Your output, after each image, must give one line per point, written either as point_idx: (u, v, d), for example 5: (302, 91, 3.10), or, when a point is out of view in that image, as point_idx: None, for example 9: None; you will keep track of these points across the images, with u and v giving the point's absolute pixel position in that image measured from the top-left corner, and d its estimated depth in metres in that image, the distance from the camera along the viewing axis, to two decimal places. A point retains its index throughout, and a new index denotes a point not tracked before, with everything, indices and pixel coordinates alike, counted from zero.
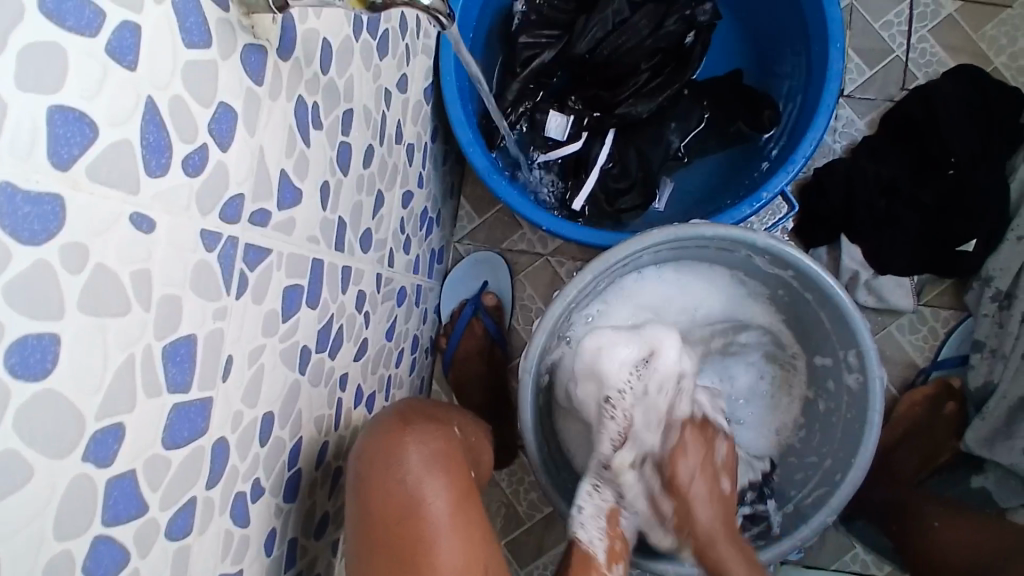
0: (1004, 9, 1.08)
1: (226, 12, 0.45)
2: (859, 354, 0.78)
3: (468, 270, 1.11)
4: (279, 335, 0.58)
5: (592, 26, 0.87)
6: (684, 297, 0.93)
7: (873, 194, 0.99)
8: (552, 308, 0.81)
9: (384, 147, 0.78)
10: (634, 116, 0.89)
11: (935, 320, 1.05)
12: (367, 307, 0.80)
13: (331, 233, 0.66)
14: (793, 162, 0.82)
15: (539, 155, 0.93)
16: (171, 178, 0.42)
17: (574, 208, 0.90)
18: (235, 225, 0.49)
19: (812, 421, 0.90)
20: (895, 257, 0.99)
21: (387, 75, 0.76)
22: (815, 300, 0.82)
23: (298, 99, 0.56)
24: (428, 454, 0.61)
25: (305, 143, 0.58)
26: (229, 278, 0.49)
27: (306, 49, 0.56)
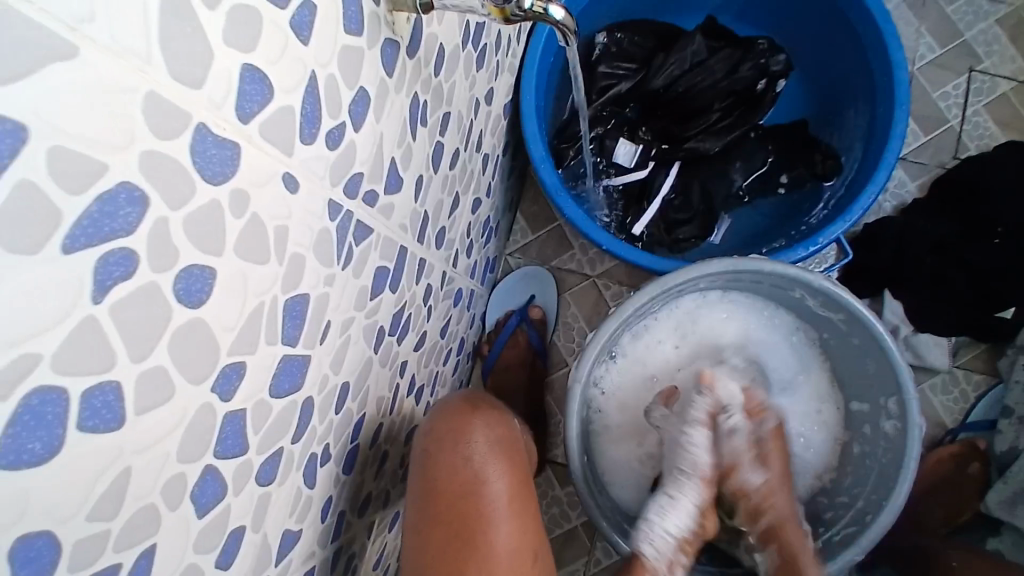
0: None
1: (376, 7, 0.50)
2: (902, 402, 0.81)
3: (517, 283, 1.15)
4: (366, 310, 0.62)
5: (671, 64, 0.93)
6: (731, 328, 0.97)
7: (920, 251, 1.02)
8: (607, 323, 0.85)
9: (467, 153, 0.83)
10: (703, 151, 0.94)
11: (967, 383, 1.08)
12: (431, 301, 0.84)
13: (416, 224, 0.70)
14: (850, 214, 0.84)
15: (606, 178, 0.98)
16: (316, 147, 0.46)
17: (634, 232, 0.95)
18: (352, 201, 0.53)
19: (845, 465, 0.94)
20: (934, 313, 1.03)
21: (479, 87, 0.80)
22: (862, 344, 0.86)
23: (413, 95, 0.61)
24: (492, 442, 0.66)
25: (412, 136, 0.63)
26: (341, 249, 0.53)
27: (426, 51, 0.61)
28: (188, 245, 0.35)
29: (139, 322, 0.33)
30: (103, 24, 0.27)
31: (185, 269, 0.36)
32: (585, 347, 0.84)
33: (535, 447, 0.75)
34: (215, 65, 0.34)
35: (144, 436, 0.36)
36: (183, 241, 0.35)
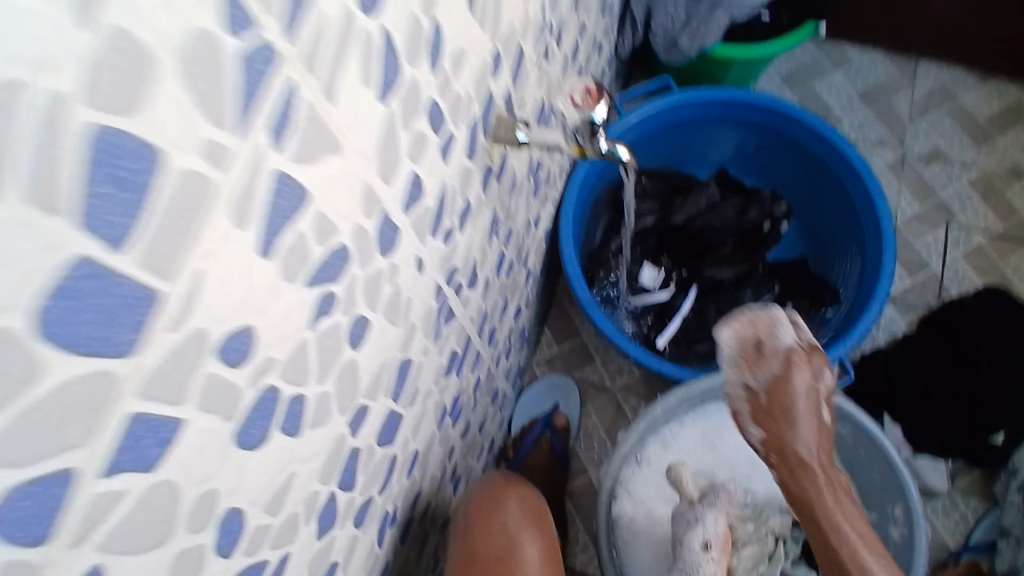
0: None
1: (488, 142, 0.63)
2: (907, 508, 0.89)
3: (541, 392, 1.24)
4: (438, 387, 0.72)
5: (688, 205, 1.10)
6: None
7: (912, 376, 1.14)
8: (637, 423, 0.94)
9: (519, 265, 0.95)
10: (718, 278, 1.08)
11: (965, 506, 1.15)
12: (477, 393, 0.93)
13: (480, 318, 0.81)
14: (849, 339, 0.96)
15: (630, 297, 1.11)
16: (437, 241, 0.58)
17: (658, 344, 1.07)
18: (448, 289, 0.65)
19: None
20: (928, 436, 1.12)
21: (533, 212, 0.95)
22: (867, 456, 0.94)
23: (495, 211, 0.74)
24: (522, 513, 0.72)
25: (489, 244, 0.75)
26: (435, 328, 0.64)
27: (507, 178, 0.75)
28: (362, 300, 0.46)
29: (326, 353, 0.43)
30: (362, 138, 0.39)
31: (356, 319, 0.46)
32: (618, 444, 0.93)
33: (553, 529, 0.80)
34: (401, 171, 0.46)
35: (307, 449, 0.45)
36: (360, 296, 0.46)
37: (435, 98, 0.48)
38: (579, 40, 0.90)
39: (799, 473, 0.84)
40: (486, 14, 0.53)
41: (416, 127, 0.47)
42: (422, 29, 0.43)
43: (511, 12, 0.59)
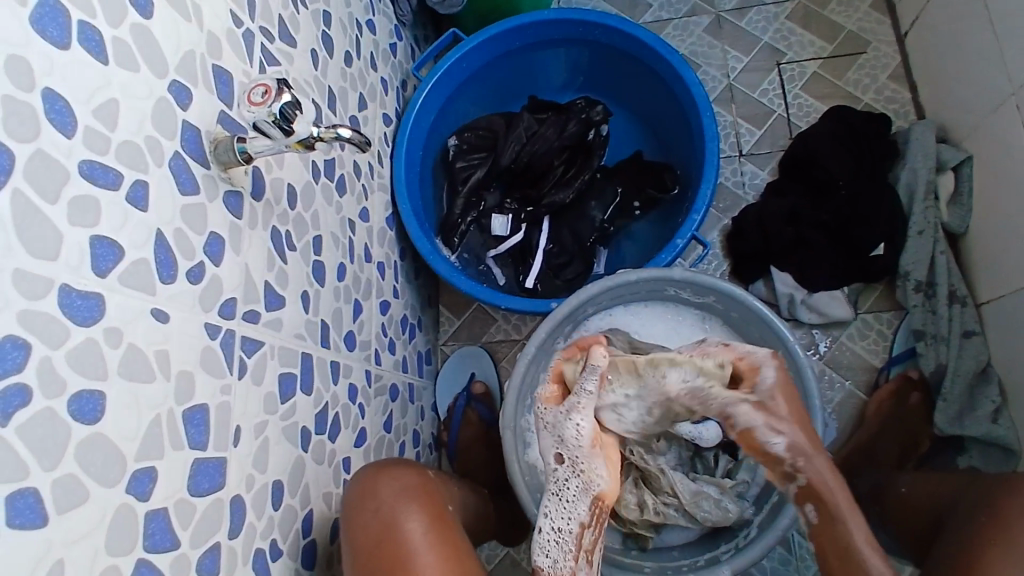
0: (861, 54, 1.29)
1: (208, 169, 0.64)
2: (788, 353, 0.89)
3: (457, 366, 1.24)
4: (279, 413, 0.72)
5: (511, 142, 1.10)
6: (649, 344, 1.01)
7: (781, 224, 1.14)
8: (518, 368, 0.95)
9: (355, 264, 0.96)
10: (560, 201, 1.09)
11: (880, 323, 1.16)
12: (360, 398, 0.93)
13: (315, 331, 0.82)
14: (697, 212, 1.01)
15: (490, 250, 1.11)
16: (178, 284, 0.59)
17: (528, 285, 1.08)
18: (231, 320, 0.65)
19: None
20: (817, 274, 1.13)
21: (348, 208, 0.95)
22: (740, 317, 0.95)
23: (272, 228, 0.74)
24: (407, 486, 0.72)
25: (282, 259, 0.76)
26: (231, 362, 0.64)
27: (274, 192, 0.75)
28: (75, 376, 0.47)
29: (43, 441, 0.44)
30: None
31: (77, 394, 0.47)
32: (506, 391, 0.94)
33: (445, 494, 0.80)
34: (66, 240, 0.47)
35: (68, 532, 0.45)
36: (68, 373, 0.46)
37: (86, 155, 0.49)
38: (320, 34, 0.90)
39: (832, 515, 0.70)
40: (123, 55, 0.53)
41: (66, 193, 0.47)
42: (16, 102, 0.43)
43: (170, 40, 0.59)
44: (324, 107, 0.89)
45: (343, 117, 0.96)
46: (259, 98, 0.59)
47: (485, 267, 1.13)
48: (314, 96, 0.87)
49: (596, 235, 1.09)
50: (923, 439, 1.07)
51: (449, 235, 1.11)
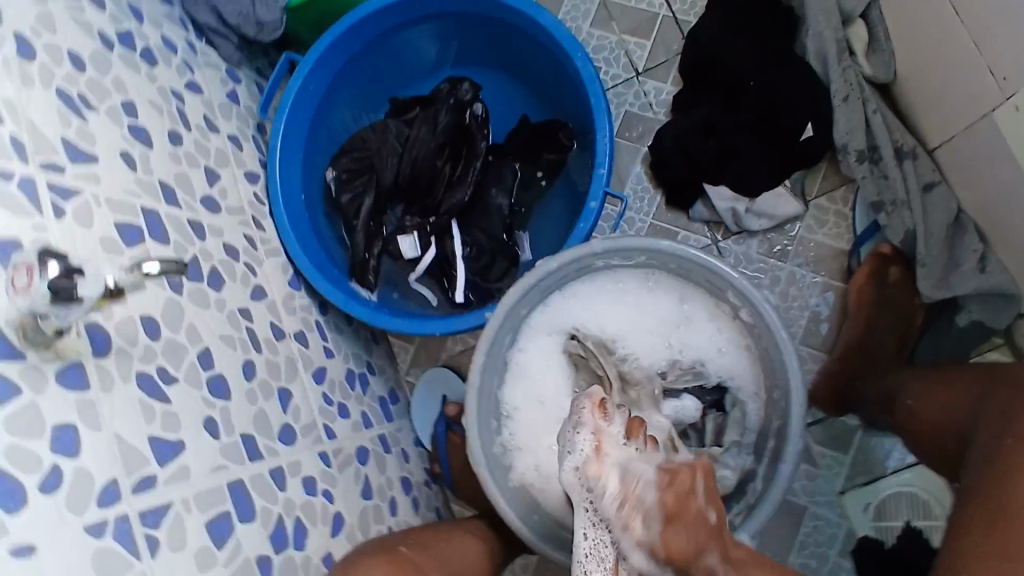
0: None
1: (27, 359, 0.56)
2: (737, 291, 0.84)
3: (426, 394, 1.18)
4: (220, 562, 0.67)
5: (388, 158, 1.00)
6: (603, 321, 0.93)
7: (699, 139, 1.06)
8: (469, 401, 0.86)
9: (265, 352, 0.88)
10: (458, 202, 0.98)
11: (835, 204, 1.09)
12: (323, 485, 0.87)
13: (238, 451, 0.75)
14: (602, 166, 0.92)
15: (411, 275, 1.01)
16: (31, 506, 0.52)
17: (458, 300, 0.99)
18: (118, 504, 0.59)
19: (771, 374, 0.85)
20: (754, 178, 1.05)
21: (234, 299, 0.87)
22: (681, 265, 0.87)
23: (139, 373, 0.67)
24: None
25: (165, 401, 0.68)
26: (135, 546, 0.59)
27: (126, 334, 0.67)
28: None
29: None
30: None
31: None
32: (467, 428, 0.85)
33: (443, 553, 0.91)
34: None
35: None
36: None
37: None
38: (127, 130, 0.79)
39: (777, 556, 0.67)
40: None
41: None
42: None
43: None
44: (161, 209, 0.80)
45: (192, 204, 0.86)
46: (25, 283, 0.51)
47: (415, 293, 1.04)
48: (142, 204, 0.77)
49: (509, 220, 1.00)
50: (914, 313, 1.01)
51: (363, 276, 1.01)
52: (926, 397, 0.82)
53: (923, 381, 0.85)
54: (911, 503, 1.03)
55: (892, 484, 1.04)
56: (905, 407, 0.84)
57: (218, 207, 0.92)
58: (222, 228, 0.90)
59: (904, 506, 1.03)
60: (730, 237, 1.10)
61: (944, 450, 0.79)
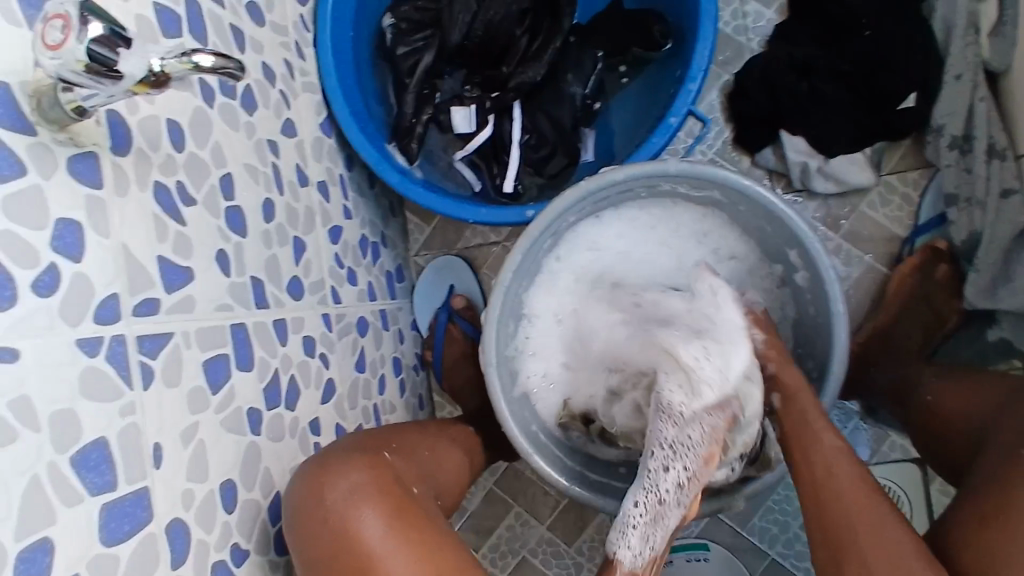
0: None
1: (36, 136, 0.47)
2: (804, 253, 0.77)
3: (432, 279, 1.12)
4: (212, 407, 0.61)
5: (459, 11, 0.89)
6: (646, 244, 0.88)
7: (793, 79, 0.96)
8: (494, 298, 0.80)
9: (286, 195, 0.80)
10: (528, 81, 0.89)
11: (904, 185, 1.02)
12: (320, 348, 0.81)
13: (245, 294, 0.69)
14: (693, 81, 0.83)
15: (458, 153, 0.92)
16: (23, 306, 0.44)
17: (506, 190, 0.91)
18: (116, 324, 0.52)
19: (807, 342, 0.81)
20: (837, 135, 0.96)
21: (262, 128, 0.77)
22: (749, 211, 0.81)
23: (156, 183, 0.58)
24: (355, 485, 0.64)
25: (180, 222, 0.61)
26: (127, 373, 0.52)
27: (147, 135, 0.58)
28: None
29: None
30: None
31: None
32: (485, 325, 0.80)
33: (426, 457, 0.77)
34: None
35: None
36: None
37: None
38: None
39: (836, 511, 0.65)
40: None
41: None
42: None
43: None
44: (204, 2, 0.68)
45: (236, 7, 0.74)
46: (58, 38, 0.43)
47: (456, 172, 0.95)
48: None
49: (580, 115, 0.92)
50: (947, 317, 0.96)
51: (404, 140, 0.91)
52: (948, 394, 0.79)
53: (947, 379, 0.82)
54: None
55: (868, 475, 1.04)
56: (922, 400, 0.81)
57: (262, 18, 0.80)
58: (262, 44, 0.79)
59: None
60: (789, 194, 1.04)
61: (957, 456, 0.74)
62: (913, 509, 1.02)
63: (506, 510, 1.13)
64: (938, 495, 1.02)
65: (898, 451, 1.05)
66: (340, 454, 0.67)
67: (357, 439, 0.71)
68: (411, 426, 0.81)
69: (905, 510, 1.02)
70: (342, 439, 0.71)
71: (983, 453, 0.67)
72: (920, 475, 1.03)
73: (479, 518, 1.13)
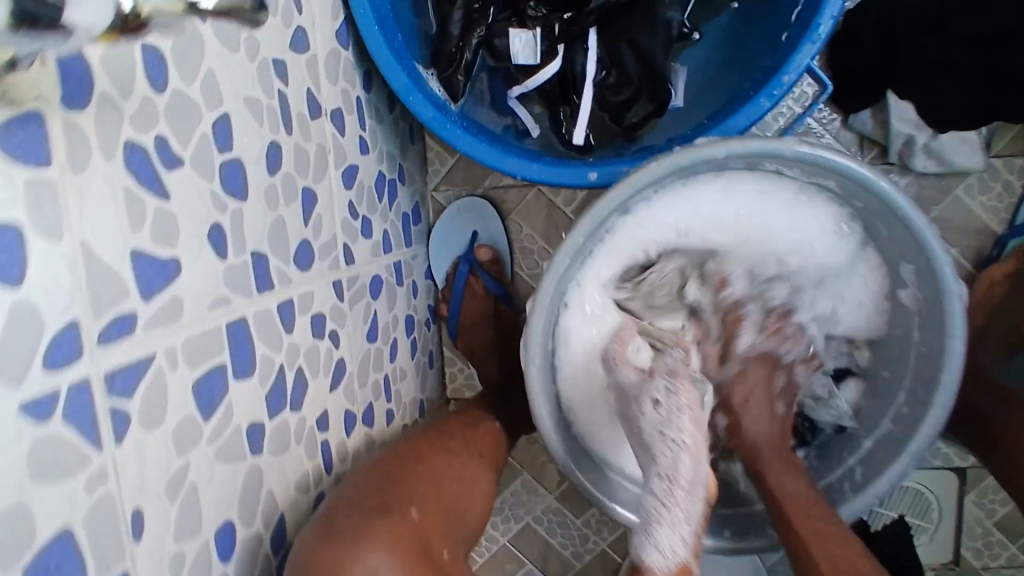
0: None
1: None
2: (926, 272, 0.64)
3: (453, 222, 0.97)
4: (205, 437, 0.48)
5: None
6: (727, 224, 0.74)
7: (914, 31, 0.78)
8: (546, 285, 0.66)
9: (294, 134, 0.62)
10: (614, 2, 0.71)
11: (1009, 172, 0.88)
12: (330, 325, 0.68)
13: (246, 278, 0.53)
14: (819, 32, 0.64)
15: (514, 89, 0.74)
16: None
17: (575, 143, 0.75)
18: (80, 363, 0.37)
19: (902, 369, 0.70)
20: (948, 107, 0.80)
21: (269, 44, 0.58)
22: (867, 208, 0.67)
23: (128, 144, 0.41)
24: (380, 567, 0.53)
25: (161, 195, 0.44)
26: (98, 430, 0.38)
27: (115, 75, 0.40)
28: None
29: None
30: None
31: None
32: (531, 315, 0.66)
33: (450, 491, 0.67)
34: None
35: None
36: None
37: None
38: None
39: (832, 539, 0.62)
40: None
41: None
42: None
43: None
44: None
45: None
46: None
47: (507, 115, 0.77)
48: None
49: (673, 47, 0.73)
50: None
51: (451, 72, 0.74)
52: None
53: None
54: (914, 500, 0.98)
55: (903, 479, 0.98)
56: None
57: None
58: None
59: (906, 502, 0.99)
60: (880, 166, 0.89)
61: None
62: (941, 517, 0.99)
63: (512, 476, 1.05)
64: (971, 505, 0.98)
65: (940, 459, 0.97)
66: (366, 519, 0.56)
67: (378, 481, 0.61)
68: (436, 445, 0.70)
69: (933, 518, 0.99)
70: (358, 480, 0.60)
71: None
72: (957, 484, 0.97)
73: None
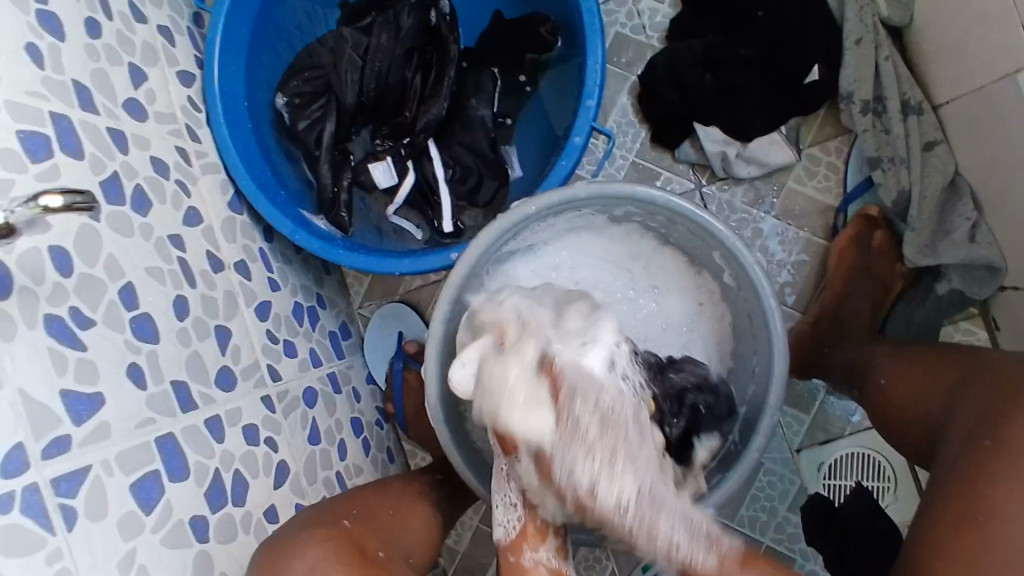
0: None
1: None
2: (729, 254, 0.77)
3: (380, 330, 1.11)
4: (148, 528, 0.60)
5: (349, 73, 0.90)
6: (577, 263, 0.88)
7: (696, 72, 0.96)
8: (430, 350, 0.79)
9: (200, 287, 0.78)
10: (434, 119, 0.89)
11: (827, 154, 1.02)
12: (266, 432, 0.80)
13: (169, 401, 0.67)
14: (590, 97, 0.82)
15: (388, 207, 0.93)
16: None
17: (445, 230, 0.91)
18: (25, 473, 0.51)
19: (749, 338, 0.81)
20: (747, 120, 0.96)
21: (164, 225, 0.76)
22: (670, 219, 0.80)
23: (47, 317, 0.57)
24: (313, 564, 0.64)
25: (79, 348, 0.59)
26: (47, 520, 0.52)
27: (28, 270, 0.56)
28: None
29: None
30: None
31: None
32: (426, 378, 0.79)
33: (389, 515, 0.77)
34: None
35: None
36: None
37: None
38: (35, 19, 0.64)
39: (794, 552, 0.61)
40: None
41: None
42: None
43: None
44: (75, 115, 0.67)
45: (112, 109, 0.73)
46: None
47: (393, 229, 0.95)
48: (49, 107, 0.63)
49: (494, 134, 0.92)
50: (893, 280, 0.97)
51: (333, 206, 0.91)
52: (899, 376, 0.78)
53: (894, 357, 0.81)
54: (864, 464, 1.04)
55: (846, 446, 1.05)
56: (875, 386, 0.80)
57: (144, 111, 0.78)
58: (149, 139, 0.78)
59: (856, 467, 1.04)
60: (715, 183, 1.03)
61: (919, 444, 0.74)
62: (896, 473, 1.03)
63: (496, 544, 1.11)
64: None
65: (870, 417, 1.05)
66: (301, 533, 0.67)
67: (316, 510, 0.72)
68: (376, 488, 0.81)
69: (888, 476, 1.03)
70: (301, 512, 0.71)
71: (939, 452, 0.67)
72: None
73: (471, 558, 1.12)
